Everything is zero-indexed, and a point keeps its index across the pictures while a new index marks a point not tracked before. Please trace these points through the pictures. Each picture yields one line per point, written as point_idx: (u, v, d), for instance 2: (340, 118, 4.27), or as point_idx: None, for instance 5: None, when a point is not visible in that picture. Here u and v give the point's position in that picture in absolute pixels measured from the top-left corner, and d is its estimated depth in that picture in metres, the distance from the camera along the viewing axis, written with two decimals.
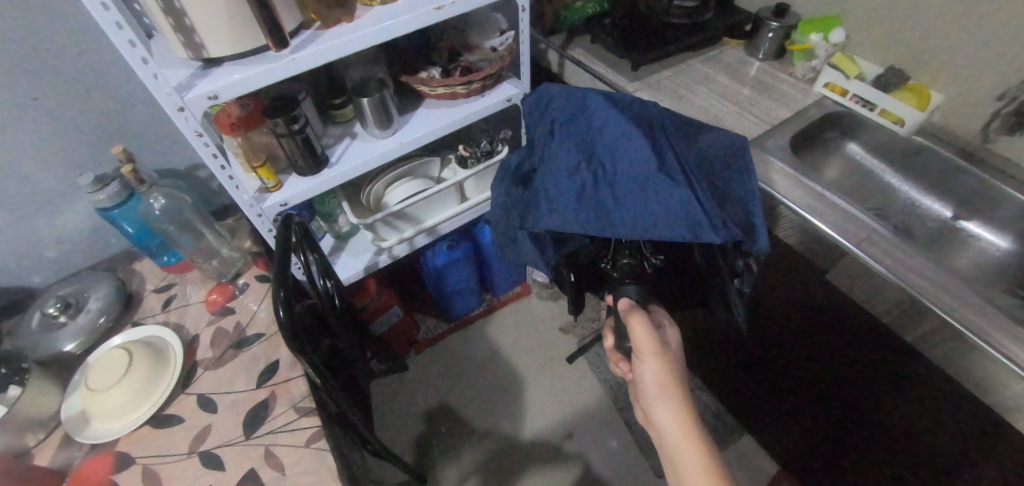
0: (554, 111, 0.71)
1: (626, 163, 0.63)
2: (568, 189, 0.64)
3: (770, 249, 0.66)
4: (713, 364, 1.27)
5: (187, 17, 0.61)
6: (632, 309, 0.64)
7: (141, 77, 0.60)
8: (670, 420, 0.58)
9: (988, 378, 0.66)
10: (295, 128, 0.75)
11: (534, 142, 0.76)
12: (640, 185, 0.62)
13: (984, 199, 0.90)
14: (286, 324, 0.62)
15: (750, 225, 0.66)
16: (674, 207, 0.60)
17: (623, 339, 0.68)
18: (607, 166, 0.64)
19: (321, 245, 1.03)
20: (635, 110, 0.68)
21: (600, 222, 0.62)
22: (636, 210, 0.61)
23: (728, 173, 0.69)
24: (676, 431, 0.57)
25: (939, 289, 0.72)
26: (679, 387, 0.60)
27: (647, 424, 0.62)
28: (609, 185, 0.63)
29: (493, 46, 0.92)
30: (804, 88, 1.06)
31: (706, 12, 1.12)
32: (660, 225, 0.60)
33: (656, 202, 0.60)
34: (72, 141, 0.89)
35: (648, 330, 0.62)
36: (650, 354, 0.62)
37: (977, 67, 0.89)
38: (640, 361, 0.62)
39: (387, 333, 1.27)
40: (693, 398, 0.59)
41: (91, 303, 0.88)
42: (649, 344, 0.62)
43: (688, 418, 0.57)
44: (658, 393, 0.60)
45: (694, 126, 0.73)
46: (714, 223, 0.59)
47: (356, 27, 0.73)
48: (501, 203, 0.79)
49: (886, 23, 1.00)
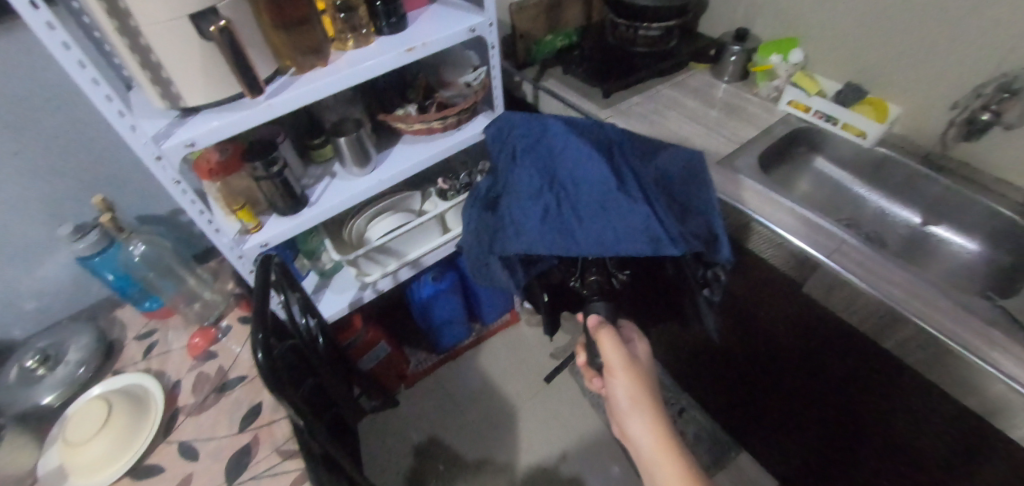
0: (515, 139, 0.75)
1: (587, 185, 0.65)
2: (534, 213, 0.67)
3: (733, 258, 0.68)
4: (701, 385, 1.25)
5: (164, 70, 0.63)
6: (600, 325, 0.67)
7: (119, 130, 0.62)
8: (645, 431, 0.60)
9: (968, 382, 0.66)
10: (274, 170, 0.77)
11: (500, 169, 0.79)
12: (602, 205, 0.64)
13: (950, 204, 0.93)
14: (264, 365, 0.62)
15: (714, 235, 0.68)
16: (636, 224, 0.62)
17: (594, 355, 0.70)
18: (569, 188, 0.67)
19: (305, 284, 1.03)
20: (594, 134, 0.71)
21: (566, 242, 0.65)
22: (600, 229, 0.64)
23: (688, 187, 0.71)
24: (651, 444, 0.58)
25: (910, 295, 0.74)
26: (650, 397, 0.62)
27: (624, 439, 0.64)
28: (572, 206, 0.66)
29: (467, 82, 0.97)
30: (769, 107, 1.10)
31: (671, 40, 1.17)
32: (623, 242, 0.62)
33: (617, 219, 0.63)
34: (55, 192, 0.90)
35: (616, 344, 0.65)
36: (620, 369, 0.64)
37: (926, 81, 0.94)
38: (610, 375, 0.65)
39: (375, 369, 1.25)
40: (664, 408, 0.61)
41: (70, 355, 0.86)
42: (617, 358, 0.64)
43: (661, 430, 0.59)
44: (630, 407, 0.61)
45: (651, 143, 0.76)
46: (672, 237, 0.61)
47: (330, 70, 0.76)
48: (473, 229, 0.81)
49: (839, 43, 1.05)
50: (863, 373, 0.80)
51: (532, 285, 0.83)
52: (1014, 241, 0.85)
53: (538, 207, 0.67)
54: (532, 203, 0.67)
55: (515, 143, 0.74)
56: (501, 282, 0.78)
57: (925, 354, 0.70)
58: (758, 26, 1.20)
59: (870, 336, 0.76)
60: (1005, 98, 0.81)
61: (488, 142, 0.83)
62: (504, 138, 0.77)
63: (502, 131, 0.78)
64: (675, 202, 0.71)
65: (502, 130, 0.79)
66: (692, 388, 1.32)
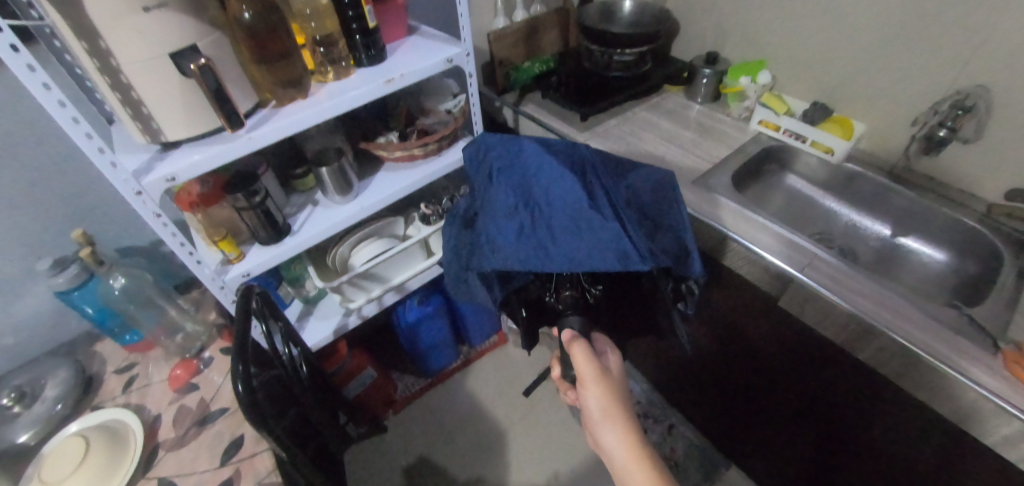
0: (491, 158, 0.76)
1: (562, 204, 0.67)
2: (508, 230, 0.67)
3: (704, 273, 0.72)
4: (688, 403, 1.25)
5: (144, 106, 0.65)
6: (573, 339, 0.67)
7: (98, 167, 0.63)
8: (618, 442, 0.63)
9: (940, 389, 0.68)
10: (255, 201, 0.78)
11: (477, 188, 0.81)
12: (576, 223, 0.66)
13: (917, 215, 0.96)
14: (245, 397, 0.62)
15: (686, 250, 0.73)
16: (608, 241, 0.64)
17: (568, 368, 0.71)
18: (543, 206, 0.68)
19: (289, 312, 1.03)
20: (568, 153, 0.73)
21: (540, 259, 0.65)
22: (573, 246, 0.65)
23: (658, 205, 0.75)
24: (623, 453, 0.62)
25: (880, 306, 0.76)
26: (622, 409, 0.65)
27: (598, 447, 0.67)
28: (547, 225, 0.67)
29: (447, 110, 0.98)
30: (741, 127, 1.14)
31: (644, 65, 1.21)
32: (596, 258, 0.64)
33: (590, 237, 0.64)
34: (35, 226, 0.90)
35: (588, 358, 0.65)
36: (593, 382, 0.66)
37: (885, 100, 0.99)
38: (583, 389, 0.66)
39: (362, 396, 1.24)
40: (634, 418, 0.64)
41: (47, 391, 0.85)
42: (589, 372, 0.65)
43: (633, 439, 0.62)
44: (603, 419, 0.65)
45: (623, 163, 0.78)
46: (641, 254, 0.63)
47: (311, 103, 0.78)
48: (453, 246, 0.83)
49: (803, 65, 1.10)
50: (840, 385, 0.81)
51: (510, 300, 0.84)
52: (977, 250, 0.88)
53: (513, 225, 0.68)
54: (507, 221, 0.68)
55: (491, 162, 0.76)
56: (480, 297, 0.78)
57: (898, 364, 0.72)
58: (727, 50, 1.25)
59: (846, 348, 0.78)
60: (959, 115, 0.85)
61: (467, 164, 0.85)
62: (480, 159, 0.79)
63: (477, 152, 0.80)
64: (646, 221, 0.73)
65: (479, 151, 0.80)
66: (679, 404, 1.32)
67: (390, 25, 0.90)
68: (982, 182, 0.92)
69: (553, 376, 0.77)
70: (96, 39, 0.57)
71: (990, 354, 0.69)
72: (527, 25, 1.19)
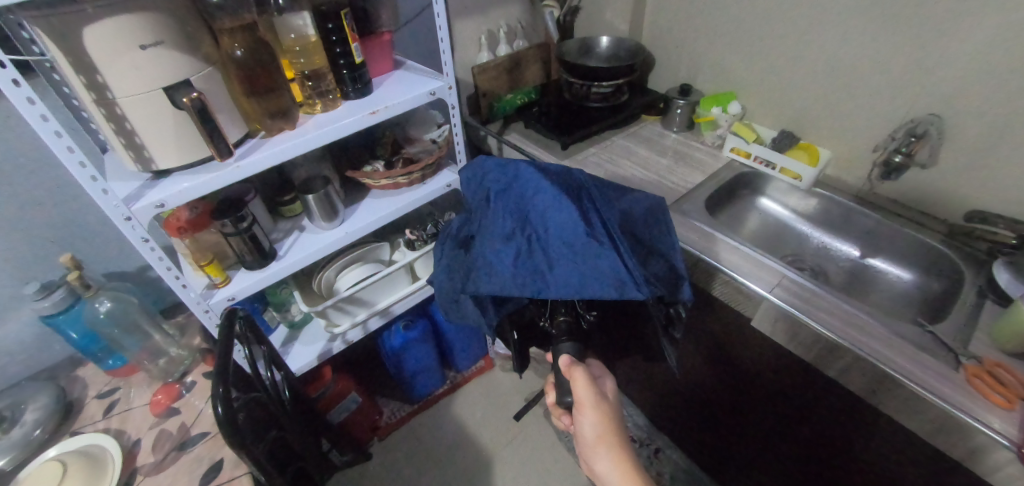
0: (488, 182, 0.79)
1: (558, 230, 0.70)
2: (506, 255, 0.71)
3: (694, 298, 0.76)
4: (671, 425, 1.26)
5: (137, 136, 0.68)
6: (572, 364, 0.69)
7: (91, 194, 0.65)
8: (611, 468, 0.65)
9: (906, 402, 0.71)
10: (243, 227, 0.81)
11: (473, 211, 0.84)
12: (574, 250, 0.68)
13: (883, 236, 1.01)
14: (224, 420, 0.62)
15: (677, 277, 0.77)
16: (604, 269, 0.66)
17: (563, 394, 0.73)
18: (540, 231, 0.71)
19: (274, 336, 1.04)
20: (564, 177, 0.75)
21: (537, 284, 0.68)
22: (569, 272, 0.68)
23: (652, 230, 0.79)
24: (618, 478, 0.64)
25: (847, 325, 0.79)
26: (616, 434, 0.66)
27: (591, 473, 0.69)
28: (544, 250, 0.70)
29: (432, 138, 1.06)
30: (715, 154, 1.20)
31: (622, 95, 1.27)
32: (590, 284, 0.66)
33: (586, 263, 0.67)
34: (24, 253, 0.92)
35: (588, 382, 0.67)
36: (590, 407, 0.67)
37: (846, 129, 1.05)
38: (580, 413, 0.68)
39: (346, 421, 1.22)
40: (627, 443, 0.66)
41: (27, 415, 0.85)
42: (588, 396, 0.67)
43: (627, 464, 0.64)
44: (598, 445, 0.66)
45: (614, 188, 0.81)
46: (636, 281, 0.65)
47: (298, 133, 0.82)
48: (449, 267, 0.85)
49: (769, 97, 1.17)
50: (821, 399, 0.82)
51: (503, 324, 0.85)
52: (941, 270, 0.93)
53: (510, 250, 0.71)
54: (504, 247, 0.72)
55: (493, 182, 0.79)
56: (474, 317, 0.81)
57: (868, 380, 0.74)
58: (699, 81, 1.32)
59: (816, 365, 0.80)
60: (912, 141, 0.91)
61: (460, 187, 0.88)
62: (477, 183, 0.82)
63: (473, 179, 0.84)
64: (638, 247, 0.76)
65: (476, 173, 0.84)
66: (662, 427, 1.33)
67: (377, 59, 0.95)
68: (941, 205, 0.97)
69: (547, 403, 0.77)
70: (93, 74, 0.61)
71: (954, 369, 0.72)
72: (510, 59, 1.26)
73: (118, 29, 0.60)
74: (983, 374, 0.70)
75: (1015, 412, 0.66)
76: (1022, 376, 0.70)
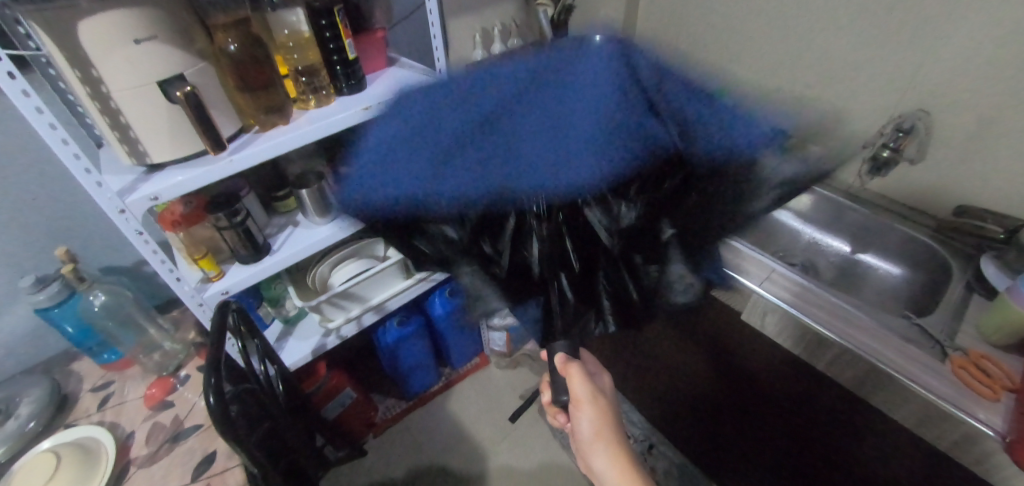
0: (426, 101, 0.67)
1: (536, 113, 0.60)
2: (455, 141, 0.59)
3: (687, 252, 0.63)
4: (663, 419, 1.27)
5: (131, 130, 0.69)
6: (569, 363, 0.76)
7: (85, 186, 0.67)
8: (605, 452, 0.76)
9: (892, 393, 0.71)
10: (237, 220, 0.83)
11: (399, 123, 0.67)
12: (582, 107, 0.59)
13: (874, 232, 1.03)
14: (217, 410, 0.63)
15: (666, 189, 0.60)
16: (587, 147, 0.57)
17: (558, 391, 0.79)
18: (513, 116, 0.60)
19: (268, 331, 1.06)
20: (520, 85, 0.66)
21: (496, 171, 0.58)
22: (541, 146, 0.57)
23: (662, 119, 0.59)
24: (610, 460, 0.76)
25: (834, 317, 0.80)
26: (611, 431, 0.77)
27: (587, 460, 0.79)
28: (512, 129, 0.58)
29: None
30: None
31: None
32: (566, 158, 0.57)
33: (569, 137, 0.58)
34: (19, 247, 0.93)
35: (584, 381, 0.76)
36: (588, 402, 0.76)
37: None
38: (579, 409, 0.76)
39: (340, 417, 1.23)
40: (621, 432, 0.78)
41: (22, 408, 0.85)
42: (585, 393, 0.76)
43: (619, 449, 0.76)
44: (593, 435, 0.77)
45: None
46: (634, 146, 0.57)
47: (292, 128, 0.83)
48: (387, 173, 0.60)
49: None
50: (811, 396, 0.82)
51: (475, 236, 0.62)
52: (931, 266, 0.94)
53: (459, 134, 0.59)
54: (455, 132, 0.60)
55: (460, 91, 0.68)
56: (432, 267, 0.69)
57: (856, 373, 0.75)
58: None
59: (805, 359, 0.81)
60: (900, 136, 0.91)
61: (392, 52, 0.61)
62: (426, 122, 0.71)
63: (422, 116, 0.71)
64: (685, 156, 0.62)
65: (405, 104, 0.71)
66: (656, 422, 1.34)
67: (372, 56, 0.97)
68: (931, 201, 0.98)
69: (542, 398, 0.82)
70: (88, 68, 0.62)
71: (940, 361, 0.73)
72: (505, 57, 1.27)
73: (112, 24, 0.61)
74: (970, 365, 0.70)
75: (1000, 403, 0.66)
76: (1007, 368, 0.70)
